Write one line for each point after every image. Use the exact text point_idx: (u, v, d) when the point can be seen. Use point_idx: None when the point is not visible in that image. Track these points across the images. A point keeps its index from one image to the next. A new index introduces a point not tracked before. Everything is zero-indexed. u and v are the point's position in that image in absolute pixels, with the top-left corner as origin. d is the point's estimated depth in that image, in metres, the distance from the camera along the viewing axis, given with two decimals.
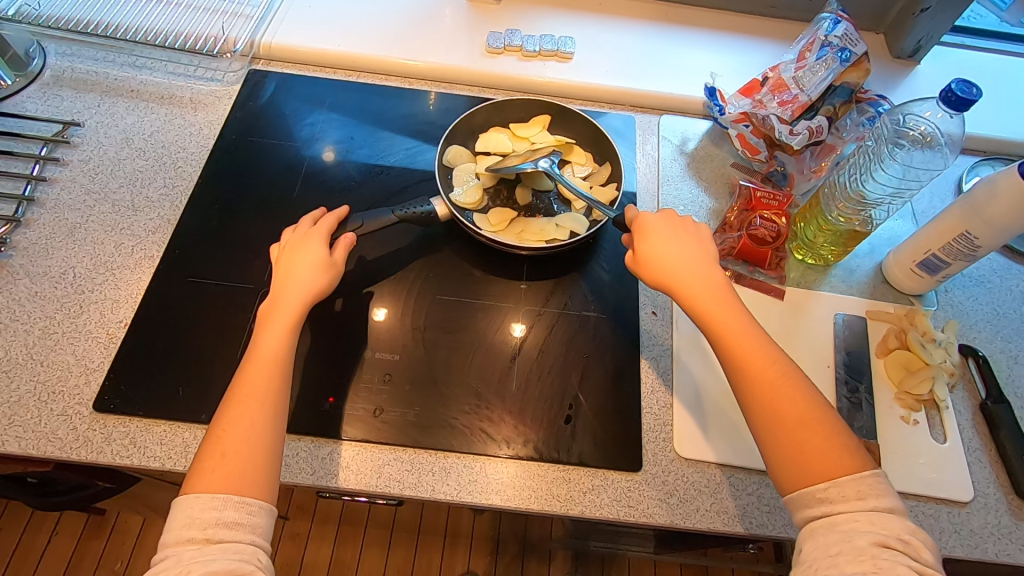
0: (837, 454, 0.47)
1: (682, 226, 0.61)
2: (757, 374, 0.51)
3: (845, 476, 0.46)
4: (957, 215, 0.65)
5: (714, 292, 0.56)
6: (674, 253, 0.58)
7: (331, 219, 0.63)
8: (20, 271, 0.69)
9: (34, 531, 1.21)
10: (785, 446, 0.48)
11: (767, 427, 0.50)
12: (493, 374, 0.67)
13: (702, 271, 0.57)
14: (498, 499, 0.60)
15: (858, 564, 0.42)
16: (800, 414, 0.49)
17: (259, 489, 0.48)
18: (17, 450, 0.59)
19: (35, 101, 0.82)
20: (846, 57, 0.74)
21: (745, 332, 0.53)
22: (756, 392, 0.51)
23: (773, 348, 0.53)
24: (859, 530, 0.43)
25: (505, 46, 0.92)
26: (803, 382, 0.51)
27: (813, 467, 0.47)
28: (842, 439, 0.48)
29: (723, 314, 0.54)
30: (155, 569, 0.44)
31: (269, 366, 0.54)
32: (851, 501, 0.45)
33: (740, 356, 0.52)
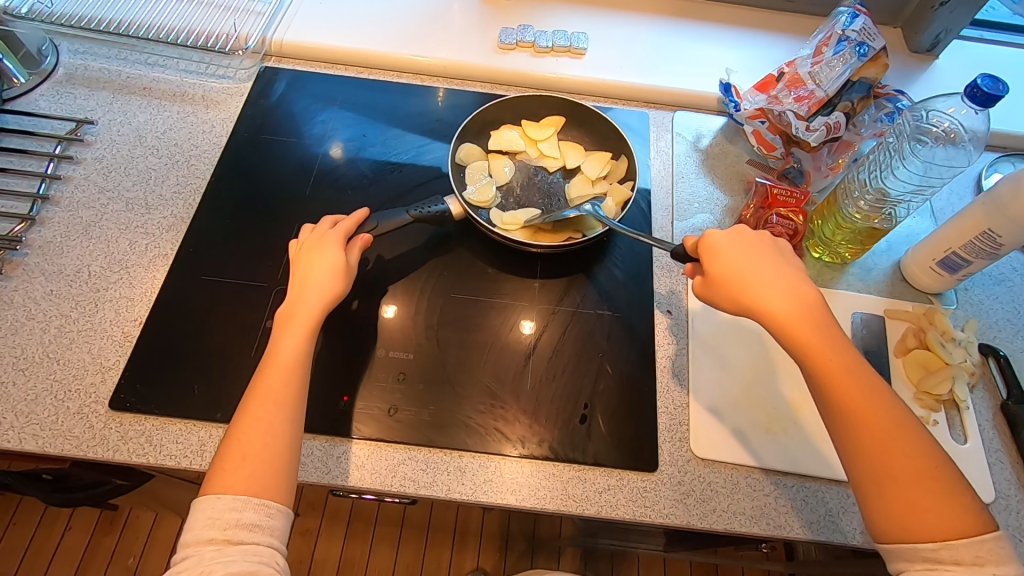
0: (950, 512, 0.44)
1: (759, 241, 0.56)
2: (865, 420, 0.47)
3: (960, 540, 0.43)
4: (980, 212, 0.64)
5: (809, 321, 0.51)
6: (763, 276, 0.53)
7: (348, 223, 0.63)
8: (36, 270, 0.69)
9: (48, 527, 1.22)
10: (892, 501, 0.45)
11: (879, 483, 0.46)
12: (507, 373, 0.67)
13: (796, 297, 0.52)
14: (513, 499, 0.60)
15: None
16: (912, 465, 0.45)
17: (278, 492, 0.49)
18: (35, 448, 0.59)
19: (48, 99, 0.82)
20: (864, 52, 0.73)
21: (847, 370, 0.49)
22: (862, 439, 0.47)
23: (878, 387, 0.49)
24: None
25: (517, 42, 0.91)
26: (912, 428, 0.47)
27: (923, 526, 0.44)
28: (956, 494, 0.45)
29: (823, 349, 0.50)
30: (175, 569, 0.44)
31: (285, 370, 0.53)
32: (965, 565, 0.42)
33: (843, 396, 0.48)
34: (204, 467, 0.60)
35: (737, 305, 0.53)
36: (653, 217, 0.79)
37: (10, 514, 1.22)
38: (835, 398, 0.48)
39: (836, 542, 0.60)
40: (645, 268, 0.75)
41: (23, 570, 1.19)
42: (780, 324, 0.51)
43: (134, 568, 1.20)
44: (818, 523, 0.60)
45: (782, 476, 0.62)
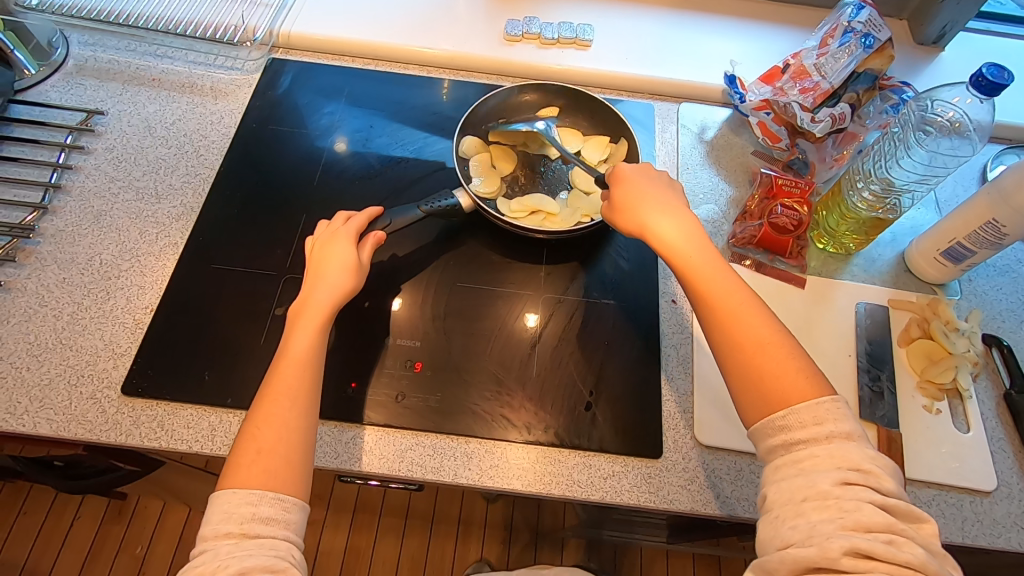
0: (794, 380, 0.46)
1: (652, 171, 0.63)
2: (718, 305, 0.51)
3: (800, 403, 0.45)
4: (984, 202, 0.64)
5: (681, 227, 0.57)
6: (642, 193, 0.60)
7: (360, 218, 0.64)
8: (48, 257, 0.70)
9: (57, 515, 1.23)
10: (745, 375, 0.48)
11: (732, 361, 0.49)
12: (513, 361, 0.67)
13: (669, 208, 0.58)
14: (518, 484, 0.61)
15: (823, 510, 0.40)
16: (759, 342, 0.49)
17: (293, 486, 0.49)
18: (50, 432, 0.60)
19: (59, 90, 0.83)
20: (870, 43, 0.73)
21: (709, 267, 0.54)
22: (717, 325, 0.51)
23: (737, 282, 0.53)
24: (818, 468, 0.42)
25: (524, 34, 0.91)
26: (767, 313, 0.51)
27: (773, 398, 0.46)
28: (803, 366, 0.47)
29: (687, 250, 0.55)
30: (193, 562, 0.45)
31: (299, 367, 0.54)
32: (808, 429, 0.44)
33: (703, 289, 0.53)
34: (215, 451, 0.61)
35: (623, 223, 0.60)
36: None
37: (20, 503, 1.24)
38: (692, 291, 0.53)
39: None
40: (650, 258, 0.76)
41: (33, 558, 1.20)
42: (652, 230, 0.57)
43: (143, 557, 1.22)
44: None
45: None
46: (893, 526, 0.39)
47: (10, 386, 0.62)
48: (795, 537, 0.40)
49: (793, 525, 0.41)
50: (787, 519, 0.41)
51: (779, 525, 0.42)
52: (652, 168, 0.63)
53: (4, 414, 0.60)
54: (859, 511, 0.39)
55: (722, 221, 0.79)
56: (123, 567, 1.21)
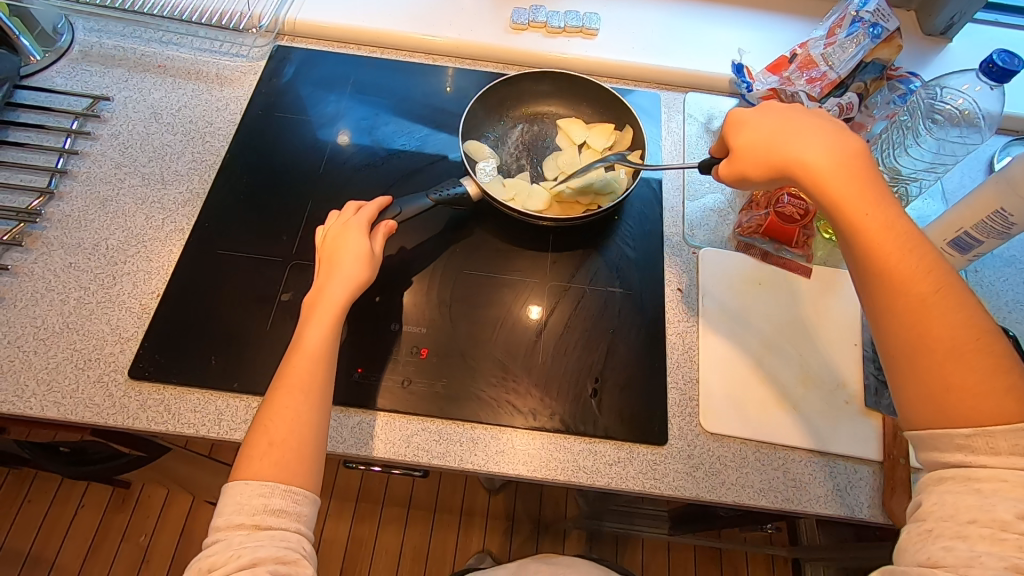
0: (998, 396, 0.40)
1: (795, 108, 0.54)
2: (905, 290, 0.43)
3: (998, 428, 0.39)
4: (993, 190, 0.64)
5: (847, 171, 0.48)
6: (799, 133, 0.51)
7: (371, 208, 0.64)
8: (55, 242, 0.70)
9: (61, 504, 1.24)
10: (926, 383, 0.42)
11: (910, 357, 0.43)
12: (518, 349, 0.68)
13: (838, 151, 0.49)
14: (524, 470, 0.61)
15: (995, 543, 0.36)
16: (958, 341, 0.41)
17: (304, 477, 0.49)
18: (56, 415, 0.60)
19: (64, 76, 0.83)
20: (878, 33, 0.71)
21: (894, 232, 0.45)
22: (902, 313, 0.43)
23: (929, 254, 0.44)
24: (1002, 499, 0.38)
25: (530, 23, 0.91)
26: (967, 301, 0.43)
27: (965, 412, 0.40)
28: (1007, 378, 0.40)
29: (865, 206, 0.46)
30: (206, 551, 0.45)
31: (312, 359, 0.54)
32: (1003, 455, 0.39)
33: (887, 265, 0.44)
34: (222, 435, 0.61)
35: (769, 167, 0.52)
36: (664, 196, 0.80)
37: (24, 492, 1.24)
38: (866, 255, 0.45)
39: (843, 516, 0.60)
40: (656, 246, 0.76)
41: (37, 546, 1.21)
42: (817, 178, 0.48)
43: (146, 546, 1.22)
44: (827, 497, 0.61)
45: (790, 452, 0.63)
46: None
47: (18, 369, 0.62)
48: (947, 559, 0.37)
49: (948, 546, 0.38)
50: (941, 538, 0.38)
51: (929, 541, 0.39)
52: (792, 106, 0.54)
53: (13, 396, 0.61)
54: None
55: (729, 211, 0.79)
56: (127, 556, 1.21)
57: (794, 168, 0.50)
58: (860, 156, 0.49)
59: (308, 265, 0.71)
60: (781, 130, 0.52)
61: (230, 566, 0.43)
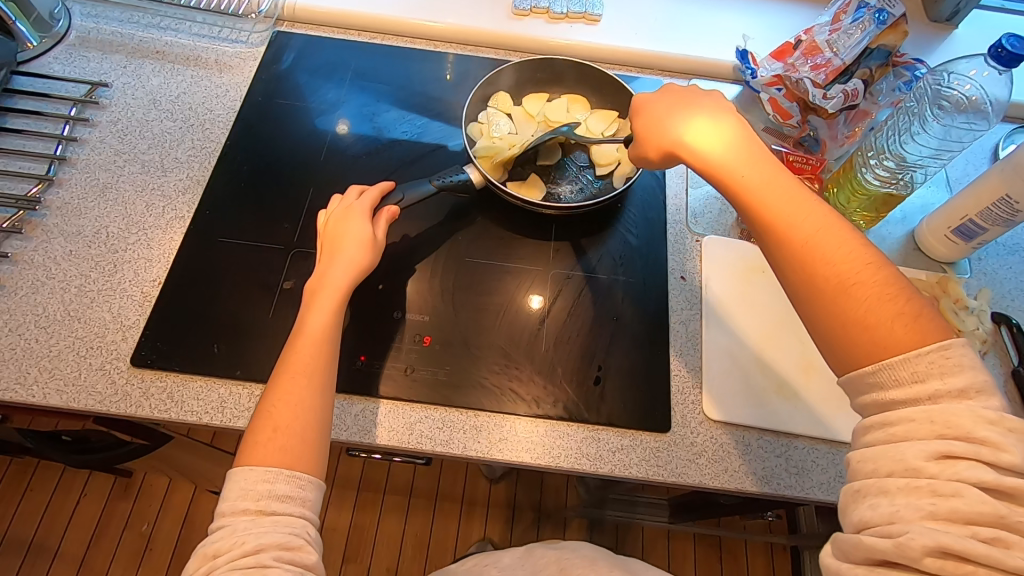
0: (891, 324, 0.41)
1: (680, 88, 0.58)
2: (789, 237, 0.46)
3: (897, 358, 0.40)
4: (997, 179, 0.63)
5: (727, 140, 0.52)
6: (686, 112, 0.55)
7: (374, 193, 0.64)
8: (54, 230, 0.69)
9: (63, 494, 1.24)
10: (830, 325, 0.43)
11: (808, 300, 0.44)
12: (522, 338, 0.67)
13: (714, 121, 0.54)
14: (528, 457, 0.61)
15: (911, 492, 0.36)
16: (844, 277, 0.43)
17: (308, 463, 0.49)
18: (60, 403, 0.60)
19: (62, 62, 0.82)
20: (883, 19, 0.71)
21: (770, 188, 0.48)
22: (789, 260, 0.45)
23: (808, 203, 0.47)
24: (912, 443, 0.37)
25: (532, 8, 0.90)
26: (849, 236, 0.45)
27: (867, 346, 0.41)
28: (898, 306, 0.41)
29: (745, 173, 0.50)
30: (211, 537, 0.45)
31: (315, 344, 0.54)
32: (905, 385, 0.40)
33: (769, 221, 0.47)
34: (225, 422, 0.61)
35: (661, 149, 0.56)
36: (667, 184, 0.80)
37: (27, 480, 1.25)
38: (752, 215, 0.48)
39: None
40: (659, 234, 0.75)
41: (41, 533, 1.21)
42: (700, 153, 0.52)
43: (148, 534, 1.23)
44: (829, 484, 0.61)
45: (792, 439, 0.63)
46: (1004, 518, 0.34)
47: (19, 357, 0.62)
48: (874, 519, 0.37)
49: (873, 505, 0.38)
50: (869, 497, 0.38)
51: (859, 501, 0.39)
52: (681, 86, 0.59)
53: (15, 384, 0.61)
54: (957, 497, 0.35)
55: None
56: (130, 544, 1.22)
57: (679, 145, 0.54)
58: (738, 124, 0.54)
59: (310, 253, 0.71)
60: (670, 110, 0.56)
61: (235, 552, 0.44)
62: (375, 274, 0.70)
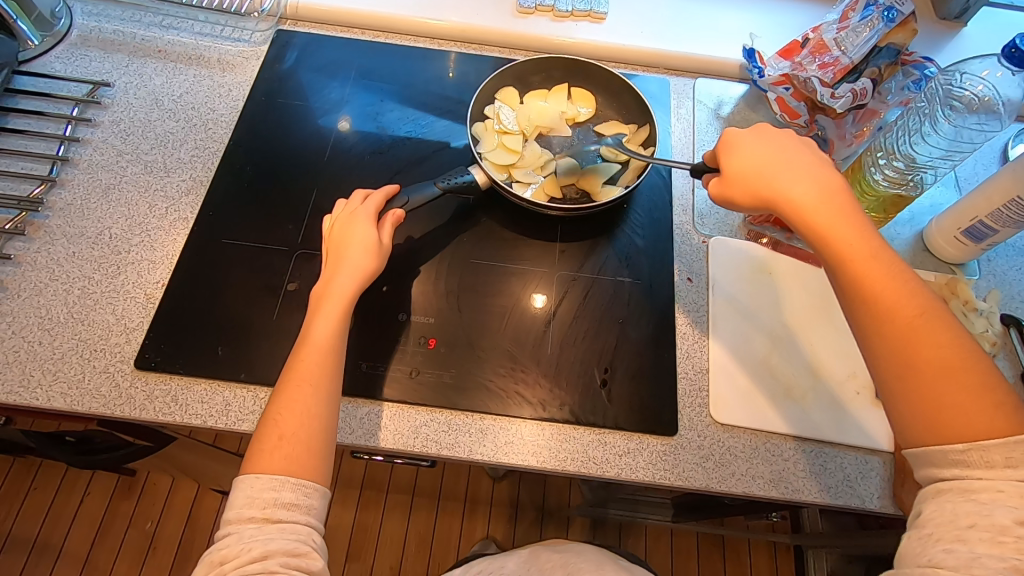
0: (987, 411, 0.40)
1: (773, 133, 0.54)
2: (895, 316, 0.43)
3: (990, 441, 0.39)
4: (1008, 178, 0.63)
5: (829, 199, 0.48)
6: (786, 165, 0.51)
7: (378, 197, 0.63)
8: (57, 231, 0.69)
9: (67, 492, 1.25)
10: (921, 405, 0.42)
11: (900, 377, 0.43)
12: (527, 339, 0.67)
13: (812, 176, 0.50)
14: (533, 460, 0.60)
15: (995, 545, 0.36)
16: (942, 358, 0.42)
17: (314, 471, 0.49)
18: (63, 406, 0.60)
19: (63, 61, 0.81)
20: (892, 17, 0.70)
21: (874, 258, 0.45)
22: (889, 339, 0.43)
23: (912, 281, 0.45)
24: (999, 503, 0.37)
25: (536, 7, 0.89)
26: (948, 319, 0.43)
27: (959, 429, 0.40)
28: (995, 395, 0.40)
29: (856, 242, 0.46)
30: (217, 545, 0.45)
31: (321, 353, 0.54)
32: (998, 468, 0.39)
33: (877, 297, 0.44)
34: (230, 425, 0.61)
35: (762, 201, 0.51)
36: (673, 183, 0.79)
37: (31, 478, 1.25)
38: (853, 284, 0.45)
39: (854, 507, 0.60)
40: (665, 235, 0.75)
41: (45, 532, 1.22)
42: (800, 213, 0.49)
43: (152, 532, 1.23)
44: (837, 488, 0.61)
45: (800, 442, 0.63)
46: None
47: (22, 360, 0.62)
48: (948, 562, 0.37)
49: (949, 549, 0.38)
50: (942, 541, 0.38)
51: (929, 546, 0.39)
52: (772, 129, 0.55)
53: (19, 387, 0.60)
54: None
55: None
56: (133, 542, 1.22)
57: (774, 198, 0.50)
58: (837, 183, 0.50)
59: (314, 254, 0.71)
60: (768, 159, 0.52)
61: (242, 559, 0.43)
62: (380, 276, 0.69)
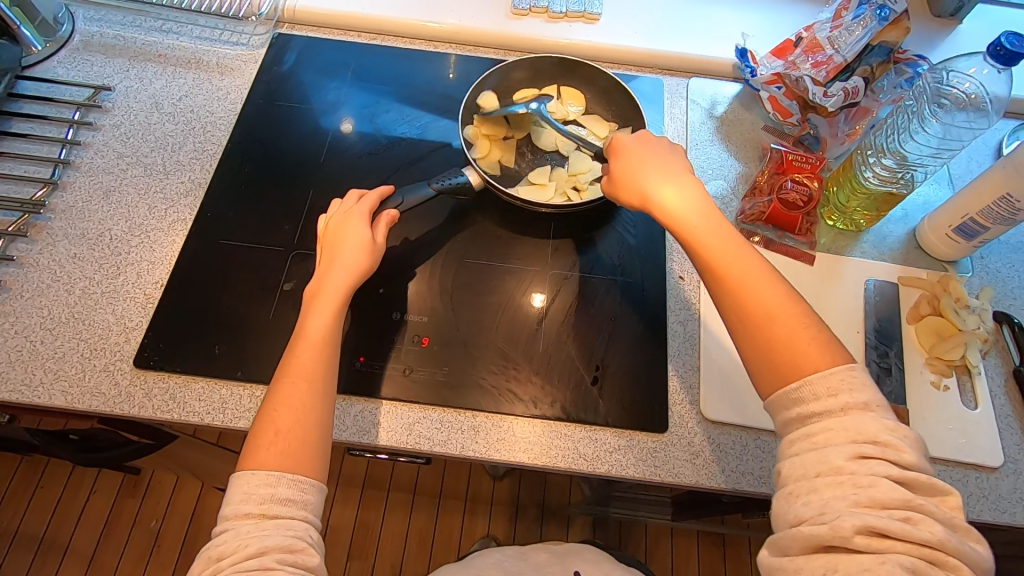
0: (809, 349, 0.45)
1: (647, 134, 0.62)
2: (726, 278, 0.50)
3: (813, 373, 0.44)
4: (999, 176, 0.63)
5: (680, 188, 0.56)
6: (648, 162, 0.58)
7: (374, 197, 0.64)
8: (59, 233, 0.70)
9: (73, 491, 1.26)
10: (761, 353, 0.47)
11: (743, 334, 0.48)
12: (520, 338, 0.68)
13: (669, 169, 0.58)
14: (525, 457, 0.61)
15: (837, 487, 0.40)
16: (774, 310, 0.48)
17: (310, 467, 0.50)
18: (64, 404, 0.61)
19: (66, 66, 0.83)
20: (886, 15, 0.70)
21: (716, 236, 0.52)
22: (728, 300, 0.49)
23: (747, 251, 0.51)
24: (834, 445, 0.41)
25: (531, 8, 0.90)
26: (777, 278, 0.50)
27: (790, 367, 0.45)
28: (815, 334, 0.46)
29: (697, 222, 0.53)
30: (215, 541, 0.46)
31: (317, 350, 0.55)
32: (822, 400, 0.43)
33: (715, 265, 0.51)
34: (226, 423, 0.62)
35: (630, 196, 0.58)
36: None
37: (38, 477, 1.27)
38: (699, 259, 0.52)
39: None
40: (658, 234, 0.75)
41: (52, 530, 1.23)
42: (658, 200, 0.56)
43: (157, 529, 1.25)
44: None
45: None
46: (912, 502, 0.38)
47: (25, 358, 0.63)
48: (808, 514, 0.40)
49: (806, 501, 0.41)
50: (800, 496, 0.41)
51: (792, 502, 0.42)
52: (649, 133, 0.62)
53: (22, 386, 0.62)
54: (874, 487, 0.39)
55: (731, 199, 0.78)
56: (139, 540, 1.24)
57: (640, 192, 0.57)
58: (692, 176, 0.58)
59: (309, 255, 0.72)
60: (638, 159, 0.59)
61: (238, 555, 0.44)
62: (376, 278, 0.70)
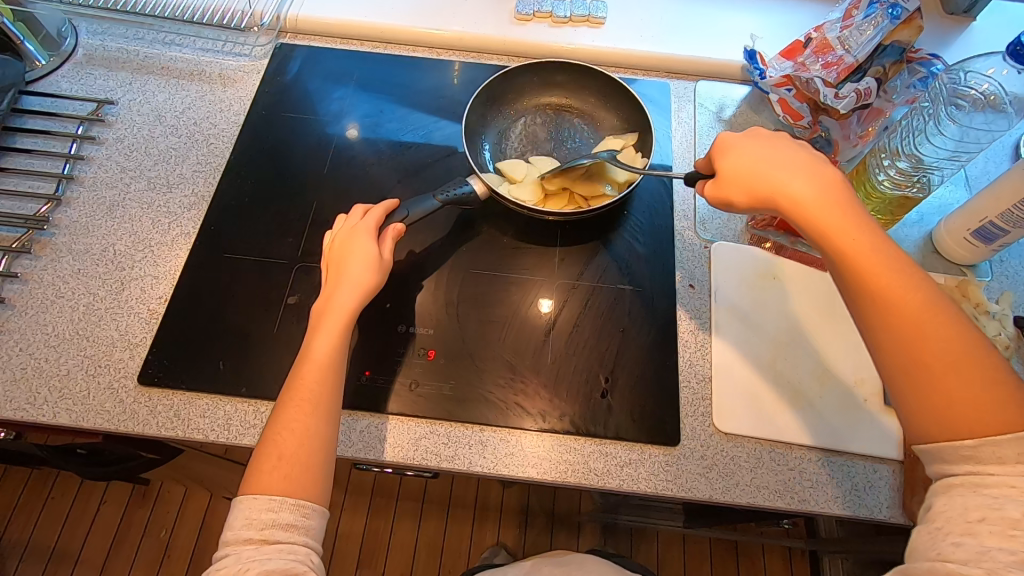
0: (998, 405, 0.39)
1: (765, 133, 0.55)
2: (897, 307, 0.43)
3: (1004, 436, 0.38)
4: (1017, 178, 0.62)
5: (824, 193, 0.49)
6: (778, 163, 0.51)
7: (378, 211, 0.63)
8: (63, 249, 0.70)
9: (84, 501, 1.27)
10: (930, 402, 0.41)
11: (911, 378, 0.42)
12: (527, 348, 0.67)
13: (806, 170, 0.50)
14: (534, 472, 0.60)
15: (1007, 539, 0.35)
16: (953, 355, 0.41)
17: (311, 491, 0.49)
18: (68, 421, 0.61)
19: (70, 80, 0.83)
20: (897, 14, 0.67)
21: (879, 256, 0.45)
22: (893, 334, 0.43)
23: (919, 277, 0.44)
24: (1012, 498, 0.36)
25: (535, 13, 0.89)
26: (958, 316, 0.43)
27: (970, 423, 0.39)
28: (1007, 388, 0.40)
29: (852, 236, 0.46)
30: (215, 567, 0.45)
31: (321, 372, 0.54)
32: (1008, 463, 0.38)
33: (874, 283, 0.44)
34: (231, 440, 0.61)
35: (759, 200, 0.51)
36: (674, 189, 0.78)
37: (49, 488, 1.27)
38: (858, 281, 0.45)
39: (861, 517, 0.59)
40: (667, 240, 0.74)
41: (63, 539, 1.24)
42: (799, 206, 0.49)
43: (167, 539, 1.24)
44: (844, 498, 0.59)
45: (805, 451, 0.62)
46: None
47: (29, 376, 0.63)
48: (957, 555, 0.36)
49: (957, 543, 0.37)
50: (951, 535, 0.37)
51: (938, 539, 0.38)
52: (767, 131, 0.55)
53: (26, 404, 0.61)
54: None
55: None
56: (149, 549, 1.23)
57: (775, 200, 0.50)
58: (837, 184, 0.50)
59: (313, 268, 0.71)
60: (765, 161, 0.52)
61: None
62: (383, 291, 0.69)
